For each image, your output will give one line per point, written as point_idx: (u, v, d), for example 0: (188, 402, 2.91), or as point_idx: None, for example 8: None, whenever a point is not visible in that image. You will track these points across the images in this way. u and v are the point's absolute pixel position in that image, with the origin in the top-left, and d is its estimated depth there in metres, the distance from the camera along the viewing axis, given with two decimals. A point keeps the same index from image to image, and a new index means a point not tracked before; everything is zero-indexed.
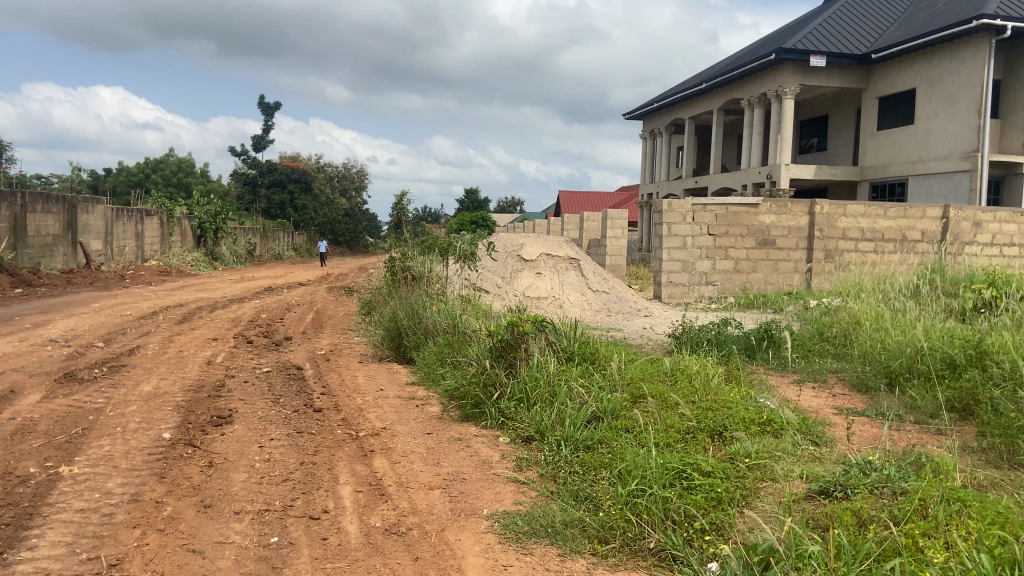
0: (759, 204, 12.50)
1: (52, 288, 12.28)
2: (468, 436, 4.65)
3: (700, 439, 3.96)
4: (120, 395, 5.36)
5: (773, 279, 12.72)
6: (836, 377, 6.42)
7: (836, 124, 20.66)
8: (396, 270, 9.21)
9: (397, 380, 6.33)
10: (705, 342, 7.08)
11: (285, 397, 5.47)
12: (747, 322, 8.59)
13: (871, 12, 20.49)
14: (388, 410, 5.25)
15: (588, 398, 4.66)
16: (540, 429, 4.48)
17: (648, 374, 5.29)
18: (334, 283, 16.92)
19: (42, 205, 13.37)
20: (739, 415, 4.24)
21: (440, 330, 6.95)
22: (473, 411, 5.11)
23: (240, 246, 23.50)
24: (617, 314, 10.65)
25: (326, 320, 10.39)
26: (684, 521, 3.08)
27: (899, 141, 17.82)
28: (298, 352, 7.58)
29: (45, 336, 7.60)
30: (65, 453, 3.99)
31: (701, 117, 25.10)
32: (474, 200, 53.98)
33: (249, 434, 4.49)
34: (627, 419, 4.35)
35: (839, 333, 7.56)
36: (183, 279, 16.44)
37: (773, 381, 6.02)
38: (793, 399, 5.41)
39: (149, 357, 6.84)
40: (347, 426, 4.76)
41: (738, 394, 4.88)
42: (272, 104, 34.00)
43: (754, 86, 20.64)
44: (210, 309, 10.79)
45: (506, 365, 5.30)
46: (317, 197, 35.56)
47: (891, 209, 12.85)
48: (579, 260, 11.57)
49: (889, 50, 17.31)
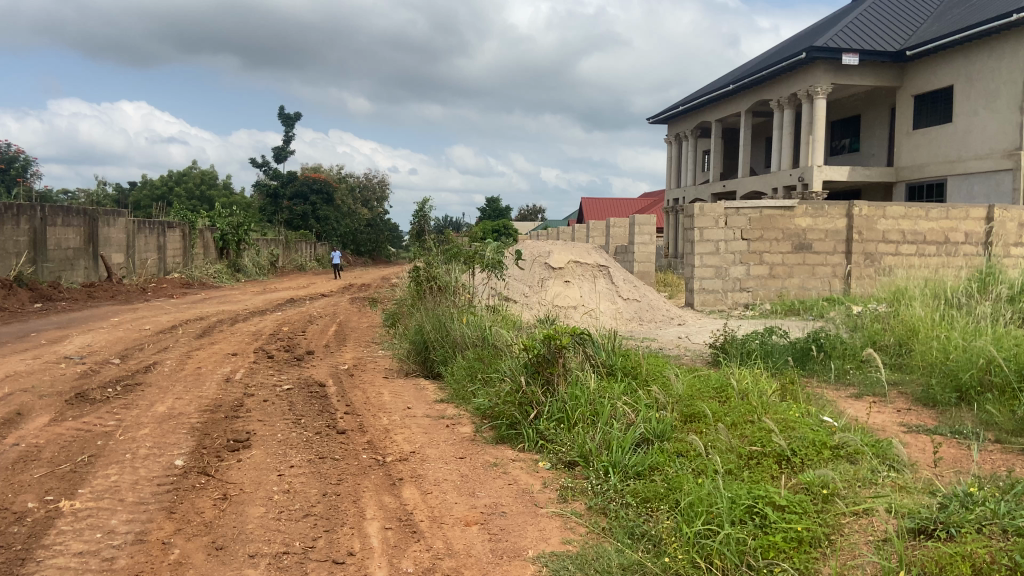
0: (794, 206, 12.03)
1: (72, 303, 12.09)
2: (504, 460, 4.25)
3: (766, 465, 3.56)
4: (132, 417, 5.04)
5: (810, 284, 12.22)
6: (897, 390, 5.97)
7: (869, 124, 20.08)
8: (421, 280, 8.86)
9: (425, 397, 5.95)
10: (750, 354, 6.64)
11: (307, 418, 5.11)
12: (793, 331, 8.10)
13: (904, 9, 19.93)
14: (417, 431, 4.87)
15: (636, 419, 4.26)
16: (584, 453, 4.07)
17: (698, 390, 4.86)
18: (356, 294, 16.64)
19: (62, 219, 13.24)
20: (808, 436, 3.81)
21: (470, 344, 6.59)
22: (508, 432, 4.70)
23: (262, 257, 23.35)
24: (649, 323, 10.23)
25: (348, 332, 10.07)
26: (764, 569, 2.67)
27: (937, 140, 17.20)
28: (320, 367, 7.24)
29: (59, 353, 7.33)
30: (68, 485, 3.66)
31: (728, 120, 24.63)
32: (495, 208, 53.76)
33: (268, 460, 4.14)
34: (680, 442, 3.96)
35: (894, 343, 7.08)
36: (205, 292, 16.23)
37: (831, 395, 5.56)
38: (858, 416, 4.94)
39: (166, 375, 6.53)
40: (374, 451, 4.38)
41: (801, 412, 4.46)
42: (293, 115, 33.98)
43: (784, 87, 20.13)
44: (231, 323, 10.51)
45: (543, 382, 4.89)
46: (339, 208, 35.46)
47: (934, 210, 12.29)
48: (609, 268, 11.16)
49: (925, 46, 16.73)
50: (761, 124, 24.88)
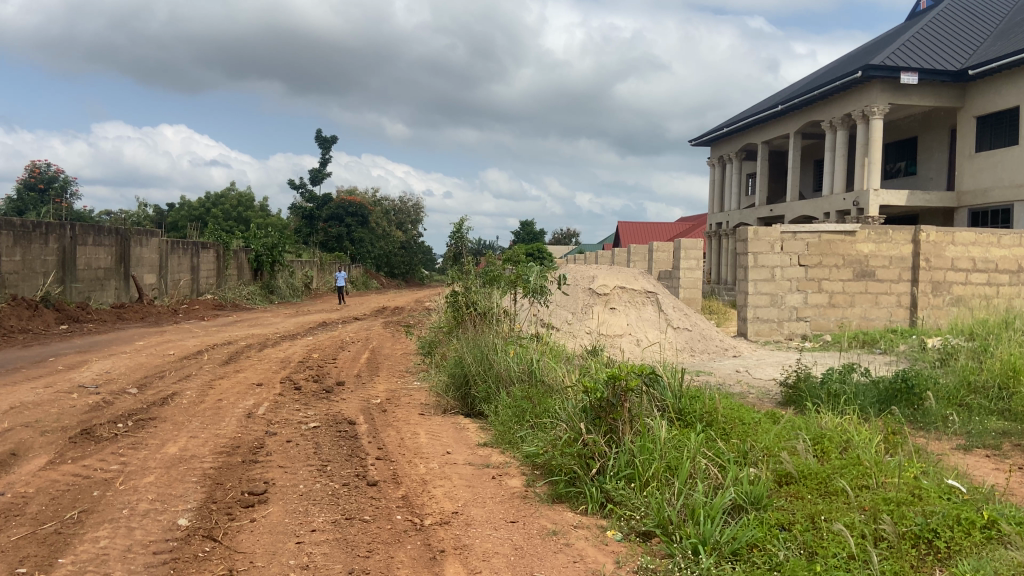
0: (856, 231, 11.21)
1: (98, 325, 11.70)
2: (565, 528, 3.55)
3: (903, 553, 2.87)
4: (138, 460, 4.46)
5: (873, 314, 11.35)
6: (1009, 442, 5.15)
7: (927, 146, 19.14)
8: (460, 306, 8.26)
9: (466, 440, 5.28)
10: (827, 398, 5.87)
11: (334, 464, 4.49)
12: (875, 369, 7.28)
13: (962, 27, 19.07)
14: (459, 484, 4.20)
15: (723, 480, 3.58)
16: (663, 522, 3.37)
17: (788, 440, 4.14)
18: (391, 317, 16.08)
19: (93, 238, 12.93)
20: (947, 511, 3.07)
21: (515, 379, 5.93)
22: (567, 490, 3.99)
23: (297, 279, 23.01)
24: (701, 354, 9.51)
25: (382, 360, 9.47)
26: None
27: (1002, 163, 16.19)
28: (351, 401, 6.61)
29: (74, 382, 6.82)
30: (48, 552, 3.06)
31: (774, 142, 23.82)
32: (530, 233, 53.29)
33: (285, 522, 3.51)
34: (783, 513, 3.28)
35: (993, 383, 6.22)
36: (236, 314, 15.85)
37: (938, 449, 4.78)
38: (982, 476, 4.12)
39: (183, 409, 5.95)
40: (409, 510, 3.72)
41: (918, 473, 3.71)
42: (329, 136, 34.00)
43: (837, 107, 19.29)
44: (259, 348, 10.00)
45: (605, 430, 4.19)
46: (374, 230, 35.15)
47: (1005, 237, 11.43)
48: (657, 294, 10.39)
49: (988, 64, 15.83)
50: (810, 146, 24.01)
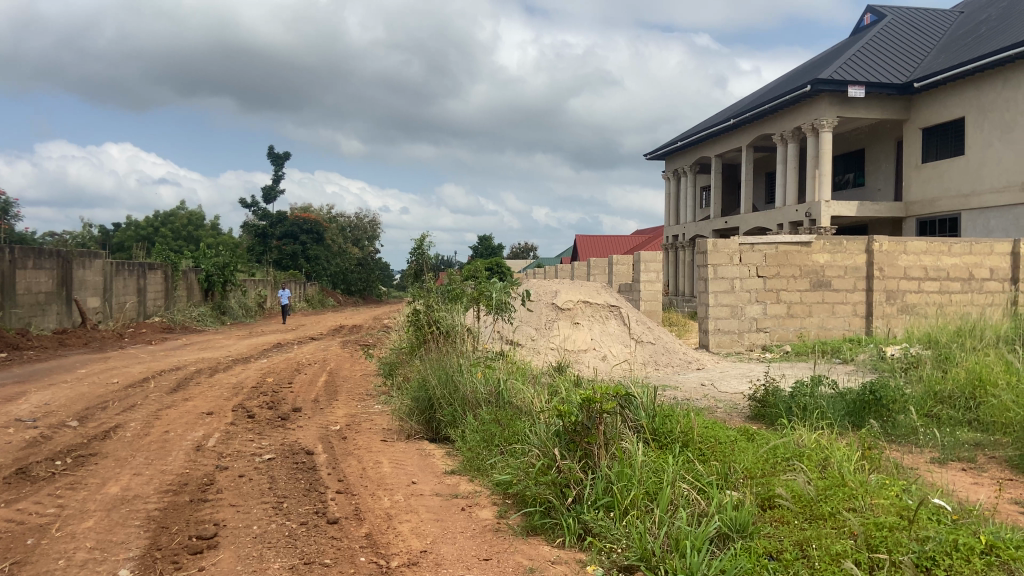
0: (812, 242, 11.27)
1: (39, 352, 11.11)
2: (542, 564, 3.34)
3: None
4: (77, 502, 4.10)
5: (830, 324, 11.41)
6: (982, 454, 5.11)
7: (875, 158, 19.55)
8: (422, 324, 7.99)
9: (432, 468, 5.03)
10: (797, 411, 5.77)
11: (291, 500, 4.20)
12: (840, 379, 7.24)
13: (906, 42, 19.57)
14: (427, 518, 3.94)
15: (707, 508, 3.40)
16: (647, 555, 3.18)
17: (768, 459, 3.99)
18: (348, 337, 15.69)
19: (33, 261, 12.32)
20: (942, 536, 2.95)
21: (482, 402, 5.71)
22: (542, 521, 3.78)
23: (250, 299, 22.41)
24: (665, 368, 9.40)
25: (340, 383, 9.14)
26: None
27: (948, 174, 16.57)
28: (308, 428, 6.29)
29: (9, 415, 6.36)
30: None
31: (727, 155, 24.10)
32: (487, 247, 53.11)
33: (237, 569, 3.21)
34: (773, 542, 3.11)
35: (958, 392, 6.20)
36: (187, 337, 15.28)
37: (916, 464, 4.69)
38: (961, 492, 4.03)
39: (128, 442, 5.57)
40: (373, 551, 3.46)
41: (901, 492, 3.59)
42: (282, 153, 33.41)
43: (788, 120, 19.57)
44: (210, 373, 9.57)
45: (580, 456, 3.99)
46: (329, 247, 34.57)
47: (956, 245, 11.62)
48: (620, 308, 10.26)
49: (933, 77, 16.22)
50: (763, 158, 24.35)
